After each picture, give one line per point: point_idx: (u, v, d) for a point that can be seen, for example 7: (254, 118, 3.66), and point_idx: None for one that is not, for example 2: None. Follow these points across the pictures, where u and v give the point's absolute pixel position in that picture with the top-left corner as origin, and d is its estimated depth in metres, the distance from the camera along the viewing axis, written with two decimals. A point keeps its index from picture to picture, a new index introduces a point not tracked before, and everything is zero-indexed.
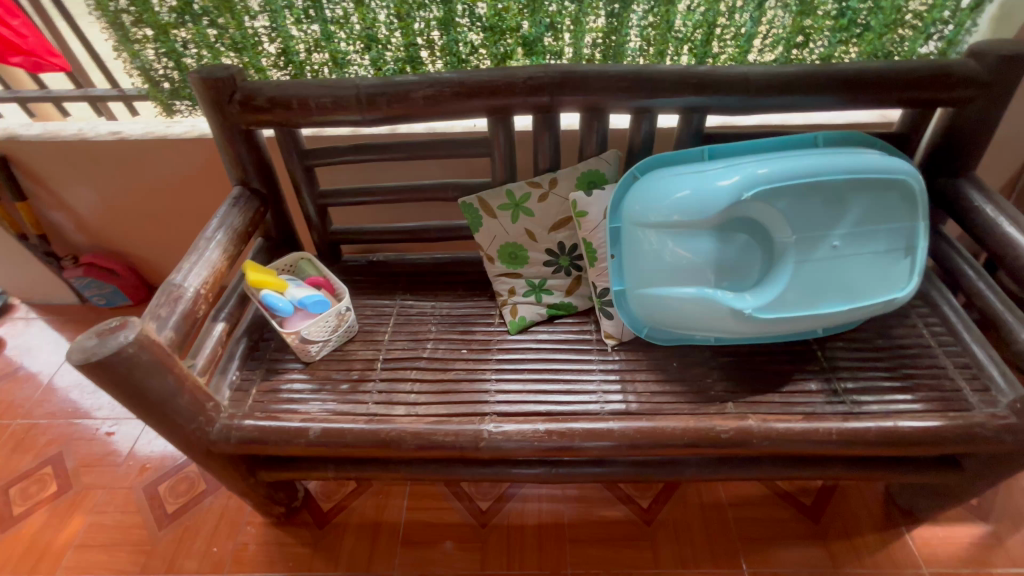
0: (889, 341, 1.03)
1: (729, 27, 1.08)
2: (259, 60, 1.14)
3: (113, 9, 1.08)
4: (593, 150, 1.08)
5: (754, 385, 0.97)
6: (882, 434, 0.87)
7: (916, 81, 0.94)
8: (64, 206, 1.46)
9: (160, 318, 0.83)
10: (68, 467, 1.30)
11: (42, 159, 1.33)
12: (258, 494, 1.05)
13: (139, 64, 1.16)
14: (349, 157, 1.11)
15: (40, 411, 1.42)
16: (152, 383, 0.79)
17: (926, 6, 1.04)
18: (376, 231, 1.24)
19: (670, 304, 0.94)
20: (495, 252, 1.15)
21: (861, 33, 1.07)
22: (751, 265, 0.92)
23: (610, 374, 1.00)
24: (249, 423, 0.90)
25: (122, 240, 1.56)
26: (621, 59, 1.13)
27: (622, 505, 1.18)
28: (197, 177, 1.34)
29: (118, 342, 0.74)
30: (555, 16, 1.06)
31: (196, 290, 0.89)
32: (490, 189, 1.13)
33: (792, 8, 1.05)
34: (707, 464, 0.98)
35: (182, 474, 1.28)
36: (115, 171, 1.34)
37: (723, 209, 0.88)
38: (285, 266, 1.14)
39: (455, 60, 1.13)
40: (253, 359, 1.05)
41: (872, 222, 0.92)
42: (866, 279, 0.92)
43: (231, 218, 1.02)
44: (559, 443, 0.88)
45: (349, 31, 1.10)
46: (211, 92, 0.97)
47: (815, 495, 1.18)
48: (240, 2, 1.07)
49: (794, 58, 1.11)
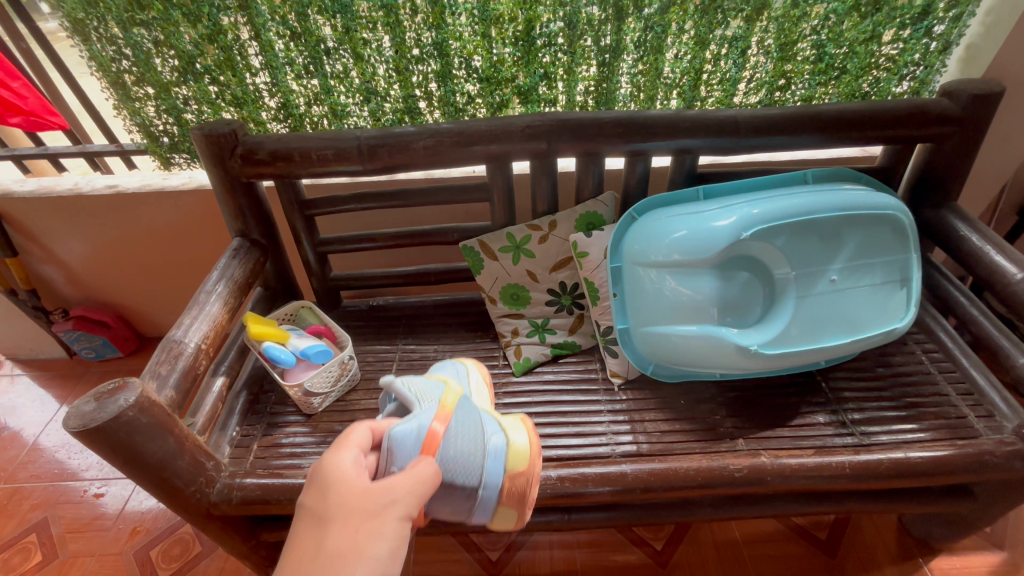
0: (891, 369, 1.04)
1: (714, 73, 1.13)
2: (260, 113, 1.17)
3: (114, 69, 1.10)
4: (590, 192, 1.10)
5: (762, 420, 0.97)
6: (895, 467, 0.86)
7: (896, 120, 0.98)
8: (55, 259, 1.44)
9: (161, 376, 0.81)
10: (53, 535, 1.24)
11: (35, 215, 1.32)
12: (259, 555, 1.01)
13: (139, 120, 1.18)
14: (349, 205, 1.12)
15: (24, 474, 1.36)
16: (152, 448, 0.76)
17: (897, 50, 1.11)
18: (376, 276, 1.24)
19: (675, 342, 0.94)
20: (497, 293, 1.15)
21: (839, 75, 1.13)
22: (752, 302, 0.94)
23: (618, 414, 1.00)
24: (251, 481, 0.87)
25: (114, 291, 1.54)
26: (612, 104, 1.17)
27: (635, 548, 1.16)
28: (193, 227, 1.34)
29: (118, 406, 0.71)
30: (548, 67, 1.10)
31: (197, 345, 0.87)
32: (490, 232, 1.14)
33: (773, 54, 1.11)
34: (721, 503, 0.96)
35: (176, 536, 1.22)
36: (110, 223, 1.34)
37: (722, 248, 0.90)
38: (285, 316, 1.12)
39: (453, 110, 1.17)
40: (254, 413, 1.03)
41: (866, 255, 0.95)
42: (864, 312, 0.94)
43: (230, 270, 1.02)
44: (572, 490, 0.86)
45: (349, 84, 1.13)
46: (212, 147, 0.97)
47: (828, 529, 1.17)
48: (241, 60, 1.10)
49: (777, 99, 1.17)
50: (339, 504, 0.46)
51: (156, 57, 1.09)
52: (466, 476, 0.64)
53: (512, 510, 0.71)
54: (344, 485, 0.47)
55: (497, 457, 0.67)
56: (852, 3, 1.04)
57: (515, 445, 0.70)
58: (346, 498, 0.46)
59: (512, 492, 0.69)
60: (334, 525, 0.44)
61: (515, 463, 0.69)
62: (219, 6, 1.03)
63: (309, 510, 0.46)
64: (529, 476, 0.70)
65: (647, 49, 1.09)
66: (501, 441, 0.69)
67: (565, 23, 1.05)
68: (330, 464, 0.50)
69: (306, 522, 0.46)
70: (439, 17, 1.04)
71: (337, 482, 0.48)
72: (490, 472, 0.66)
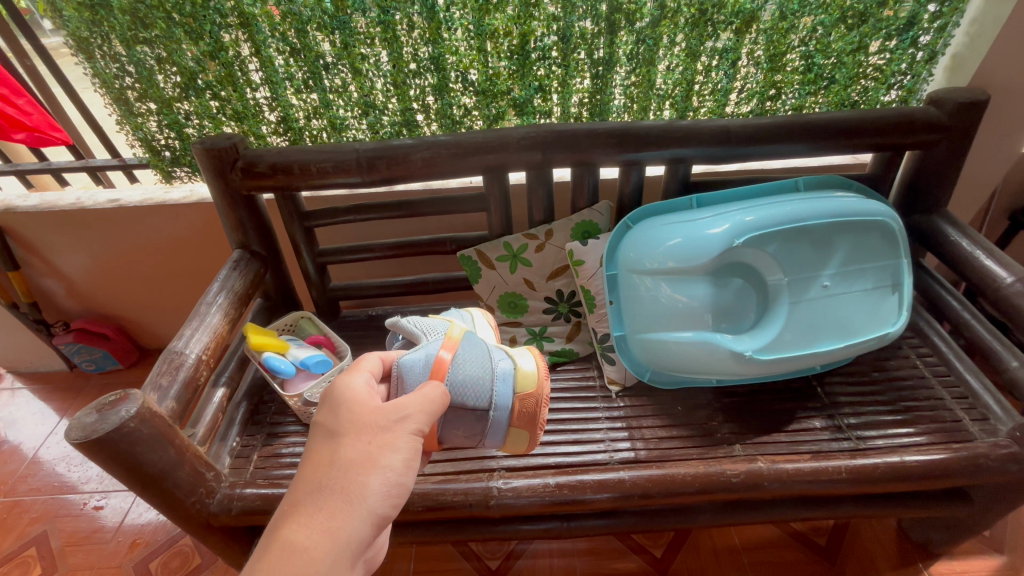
0: (886, 374, 1.05)
1: (706, 84, 1.15)
2: (260, 127, 1.19)
3: (117, 85, 1.12)
4: (586, 202, 1.12)
5: (759, 425, 0.98)
6: (891, 470, 0.86)
7: (885, 128, 1.00)
8: (56, 272, 1.45)
9: (162, 387, 0.82)
10: (52, 548, 1.23)
11: (38, 228, 1.34)
12: None
13: (141, 135, 1.20)
14: (348, 217, 1.13)
15: (24, 487, 1.36)
16: (152, 458, 0.76)
17: (884, 60, 1.13)
18: (375, 286, 1.25)
19: (671, 348, 0.95)
20: (494, 302, 1.17)
21: (828, 85, 1.15)
22: (746, 308, 0.96)
23: (616, 421, 1.00)
24: (251, 491, 0.87)
25: (115, 303, 1.55)
26: (606, 115, 1.20)
27: (634, 555, 1.16)
28: (193, 239, 1.35)
29: (119, 417, 0.72)
30: (543, 80, 1.13)
31: (198, 356, 0.88)
32: (487, 241, 1.16)
33: (763, 65, 1.13)
34: (719, 509, 0.96)
35: (175, 549, 1.22)
36: (111, 236, 1.35)
37: (715, 255, 0.91)
38: (285, 326, 1.13)
39: (450, 122, 1.19)
40: (254, 423, 1.04)
41: (857, 261, 0.96)
42: (857, 317, 0.95)
43: (231, 281, 1.03)
44: (570, 497, 0.86)
45: (347, 98, 1.15)
46: (213, 161, 0.99)
47: (828, 534, 1.17)
48: (242, 75, 1.12)
49: (768, 109, 1.19)
50: (352, 424, 0.51)
51: (159, 74, 1.11)
52: (476, 397, 0.69)
53: (523, 432, 0.75)
54: (356, 404, 0.53)
55: (505, 379, 0.72)
56: (839, 15, 1.07)
57: (523, 369, 0.75)
58: (358, 414, 0.52)
59: (522, 414, 0.73)
60: (347, 440, 0.50)
61: (524, 385, 0.73)
62: (220, 23, 1.05)
63: (324, 429, 0.52)
64: (539, 398, 0.74)
65: (639, 61, 1.11)
66: (508, 366, 0.75)
67: (559, 37, 1.07)
68: (343, 388, 0.56)
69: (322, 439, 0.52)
70: (436, 32, 1.06)
71: (348, 406, 0.53)
72: (499, 394, 0.71)
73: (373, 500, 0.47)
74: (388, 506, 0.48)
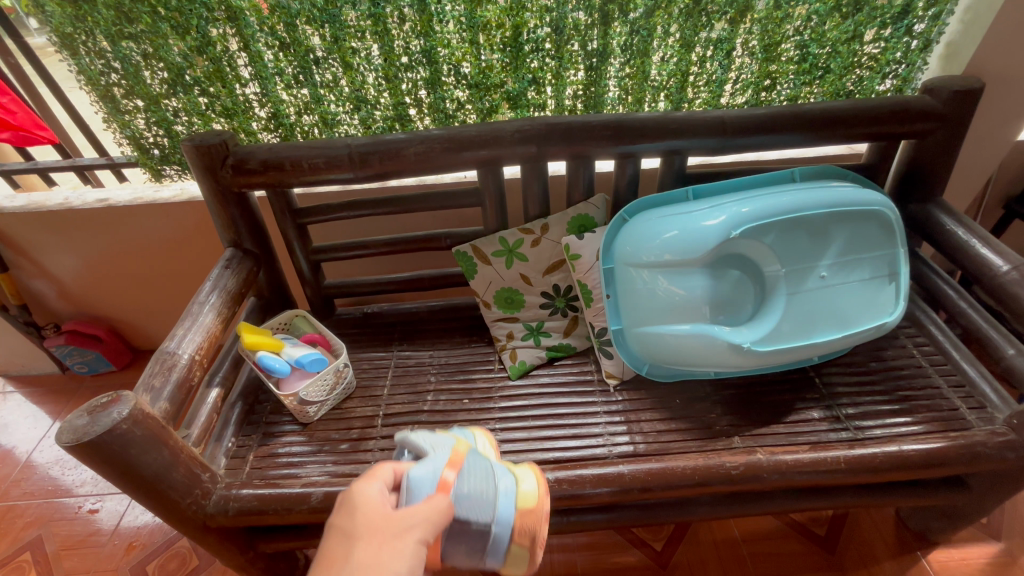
0: (883, 364, 1.05)
1: (701, 75, 1.15)
2: (250, 124, 1.17)
3: (103, 82, 1.10)
4: (581, 195, 1.11)
5: (758, 417, 0.98)
6: (889, 460, 0.87)
7: (880, 117, 1.00)
8: (46, 274, 1.43)
9: (154, 389, 0.80)
10: (47, 552, 1.22)
11: (26, 230, 1.32)
12: (257, 567, 1.00)
13: (129, 133, 1.18)
14: (342, 213, 1.12)
15: (17, 492, 1.35)
16: (146, 460, 0.75)
17: (879, 49, 1.13)
18: (370, 283, 1.24)
19: (668, 342, 0.95)
20: (491, 297, 1.16)
21: (823, 75, 1.15)
22: (743, 300, 0.95)
23: (614, 415, 1.00)
24: (247, 492, 0.86)
25: (106, 305, 1.53)
26: (601, 108, 1.19)
27: (635, 549, 1.16)
28: (185, 238, 1.34)
29: (111, 419, 0.71)
30: (537, 72, 1.12)
31: (191, 356, 0.87)
32: (483, 237, 1.15)
33: (757, 56, 1.13)
34: (719, 501, 0.96)
35: (172, 550, 1.21)
36: (101, 237, 1.33)
37: (712, 247, 0.91)
38: (279, 325, 1.12)
39: (443, 116, 1.18)
40: (249, 423, 1.03)
41: (854, 251, 0.96)
42: (854, 307, 0.95)
43: (223, 280, 1.01)
44: (570, 492, 0.86)
45: (339, 93, 1.14)
46: (203, 158, 0.97)
47: (827, 524, 1.17)
48: (231, 70, 1.10)
49: (764, 99, 1.19)
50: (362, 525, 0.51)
51: (145, 69, 1.09)
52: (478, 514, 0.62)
53: (524, 554, 0.65)
54: (369, 509, 0.53)
55: (507, 497, 0.65)
56: (833, 4, 1.06)
57: (524, 489, 0.67)
58: (372, 521, 0.52)
59: (523, 533, 0.64)
60: (359, 544, 0.50)
61: (526, 502, 0.65)
62: (207, 18, 1.04)
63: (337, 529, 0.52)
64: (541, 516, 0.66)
65: (633, 52, 1.10)
66: (510, 483, 0.67)
67: (552, 28, 1.06)
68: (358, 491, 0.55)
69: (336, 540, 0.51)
70: (427, 25, 1.05)
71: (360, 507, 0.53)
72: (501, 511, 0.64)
73: None
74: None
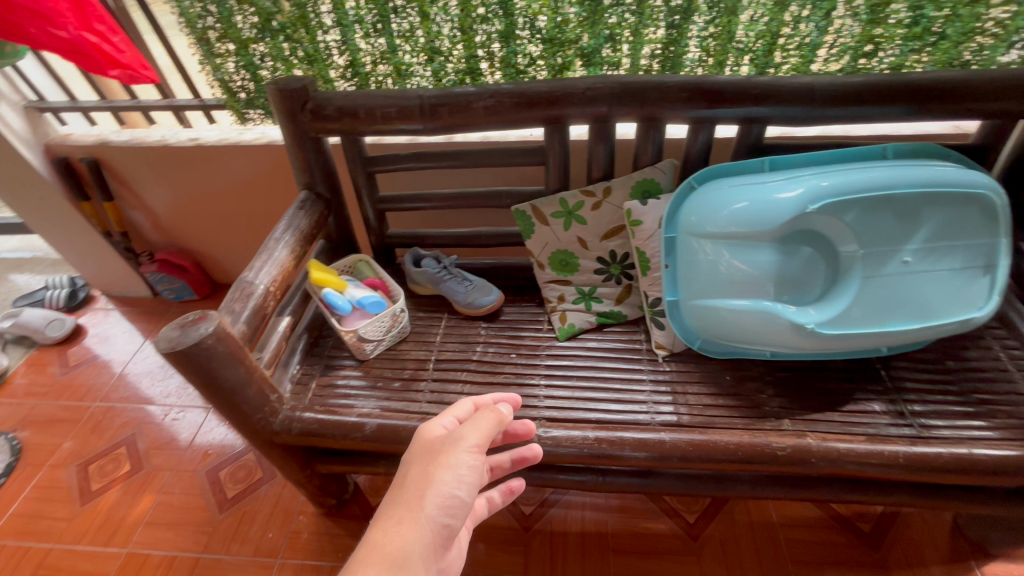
0: (961, 363, 0.97)
1: (793, 37, 1.07)
2: (328, 71, 1.21)
3: (200, 26, 1.17)
4: (648, 160, 1.08)
5: (812, 403, 0.94)
6: (954, 462, 0.82)
7: (998, 91, 0.89)
8: (143, 206, 1.58)
9: (234, 312, 0.88)
10: (139, 449, 1.39)
11: (128, 163, 1.45)
12: (313, 484, 1.10)
13: (219, 76, 1.25)
14: (408, 164, 1.15)
15: (116, 395, 1.53)
16: (226, 374, 0.83)
17: (1009, 13, 0.99)
18: (429, 236, 1.27)
19: (724, 316, 0.92)
20: (546, 258, 1.17)
21: (936, 42, 1.03)
22: (813, 279, 0.91)
23: (660, 385, 0.99)
24: (309, 415, 0.94)
25: (192, 239, 1.68)
26: (678, 69, 1.14)
27: (667, 518, 1.17)
28: (263, 180, 1.42)
29: (199, 334, 0.78)
30: (614, 28, 1.08)
31: (266, 287, 0.94)
32: (543, 197, 1.15)
33: (861, 17, 1.03)
34: (760, 481, 0.95)
35: (241, 462, 1.35)
36: (190, 174, 1.44)
37: (785, 222, 0.87)
38: (344, 267, 1.20)
39: (514, 71, 1.17)
40: (314, 354, 1.11)
41: (946, 237, 0.88)
42: (938, 297, 0.88)
43: (297, 220, 1.08)
44: (609, 452, 0.87)
45: (414, 44, 1.15)
46: (285, 101, 1.02)
47: (873, 522, 1.14)
48: (314, 17, 1.14)
49: (861, 67, 1.09)
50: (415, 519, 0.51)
51: (237, 14, 1.15)
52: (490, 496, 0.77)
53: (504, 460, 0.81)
54: (433, 466, 0.56)
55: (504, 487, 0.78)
56: None
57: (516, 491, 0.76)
58: (422, 442, 0.60)
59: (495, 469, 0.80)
60: (414, 464, 0.57)
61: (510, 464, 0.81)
62: None
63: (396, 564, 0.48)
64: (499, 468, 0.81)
65: (720, 10, 1.05)
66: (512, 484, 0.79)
67: None
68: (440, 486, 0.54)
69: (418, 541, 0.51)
70: None
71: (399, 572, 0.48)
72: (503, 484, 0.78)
73: (430, 509, 0.53)
74: (442, 518, 0.53)
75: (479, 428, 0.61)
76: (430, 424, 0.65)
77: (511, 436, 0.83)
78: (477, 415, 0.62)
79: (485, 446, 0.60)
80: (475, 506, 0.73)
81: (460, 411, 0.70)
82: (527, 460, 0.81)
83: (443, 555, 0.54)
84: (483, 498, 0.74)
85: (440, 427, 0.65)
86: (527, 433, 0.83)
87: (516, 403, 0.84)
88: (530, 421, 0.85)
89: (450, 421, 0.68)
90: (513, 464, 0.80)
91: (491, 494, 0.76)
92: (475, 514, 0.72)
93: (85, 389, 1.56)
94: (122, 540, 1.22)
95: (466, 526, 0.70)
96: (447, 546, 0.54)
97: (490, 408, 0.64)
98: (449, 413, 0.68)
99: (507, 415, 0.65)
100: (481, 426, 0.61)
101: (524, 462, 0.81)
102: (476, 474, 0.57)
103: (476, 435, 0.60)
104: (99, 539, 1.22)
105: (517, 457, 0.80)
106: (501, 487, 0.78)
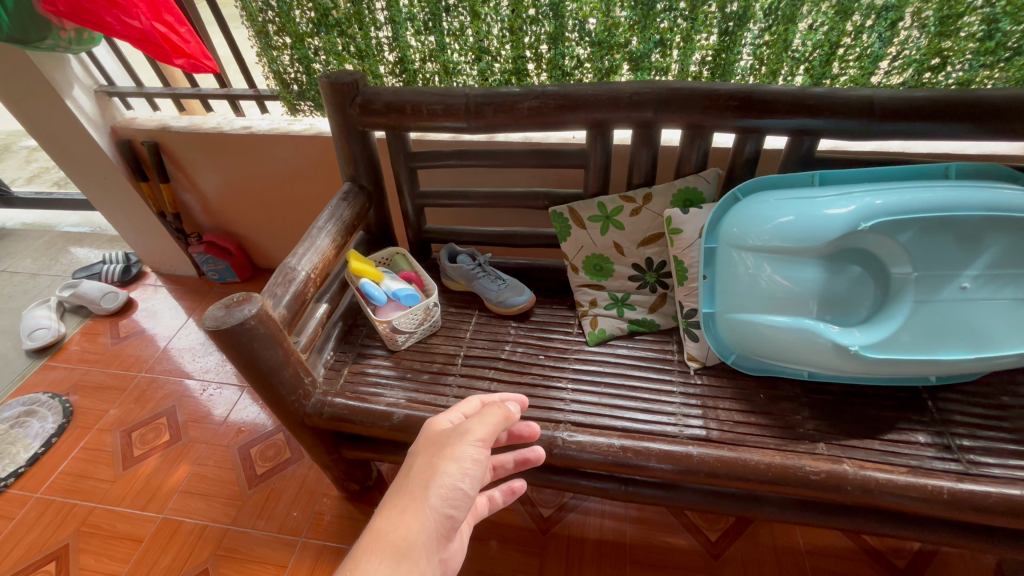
0: (1016, 399, 0.92)
1: (853, 48, 1.03)
2: (378, 67, 1.25)
3: (261, 19, 1.21)
4: (691, 168, 1.06)
5: (851, 428, 0.90)
6: (1004, 502, 0.77)
7: None
8: (195, 189, 1.66)
9: (276, 296, 0.91)
10: (178, 420, 1.46)
11: (185, 147, 1.52)
12: (339, 468, 1.13)
13: (275, 68, 1.30)
14: (449, 161, 1.17)
15: (160, 368, 1.62)
16: (265, 354, 0.86)
17: None
18: (464, 233, 1.29)
19: (762, 332, 0.90)
20: (580, 261, 1.16)
21: (1011, 57, 0.97)
22: (861, 300, 0.88)
23: (690, 397, 0.97)
24: (340, 401, 0.97)
25: (238, 223, 1.74)
26: (729, 77, 1.12)
27: (688, 534, 1.15)
28: (308, 170, 1.47)
29: (242, 314, 0.80)
30: (665, 33, 1.07)
31: (307, 273, 0.97)
32: (581, 200, 1.14)
33: (929, 29, 0.98)
34: (789, 504, 0.92)
35: (270, 441, 1.40)
36: (241, 161, 1.50)
37: (834, 238, 0.86)
38: (381, 259, 1.22)
39: (560, 74, 1.18)
40: (346, 342, 1.14)
41: (1011, 264, 0.83)
42: (1000, 326, 0.83)
43: (340, 210, 1.11)
44: (634, 461, 0.86)
45: (463, 42, 1.17)
46: (335, 94, 1.05)
47: (908, 558, 1.09)
48: (369, 14, 1.17)
49: (926, 81, 1.04)
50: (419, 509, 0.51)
51: (296, 9, 1.19)
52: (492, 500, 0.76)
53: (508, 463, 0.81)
54: (437, 457, 0.56)
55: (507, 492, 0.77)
56: None
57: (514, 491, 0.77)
58: (428, 436, 0.61)
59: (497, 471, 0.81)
60: (419, 456, 0.58)
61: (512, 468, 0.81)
62: None
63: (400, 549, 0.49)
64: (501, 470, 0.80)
65: (778, 18, 1.02)
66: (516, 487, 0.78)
67: None
68: (446, 479, 0.55)
69: (420, 531, 0.51)
70: None
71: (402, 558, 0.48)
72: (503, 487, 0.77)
73: (434, 500, 0.53)
74: (445, 510, 0.54)
75: (485, 424, 0.61)
76: (437, 419, 0.66)
77: (516, 437, 0.83)
78: (484, 411, 0.63)
79: (490, 442, 0.61)
80: (475, 504, 0.72)
81: (467, 408, 0.71)
82: (530, 462, 0.81)
83: (445, 547, 0.54)
84: (484, 496, 0.74)
85: (448, 422, 0.66)
86: (531, 436, 0.83)
87: (524, 403, 0.84)
88: (535, 426, 0.85)
89: (457, 417, 0.68)
90: (516, 464, 0.80)
91: (491, 493, 0.76)
92: (475, 512, 0.72)
93: (133, 360, 1.64)
94: (158, 505, 1.28)
95: (467, 522, 0.69)
96: (449, 538, 0.55)
97: (496, 405, 0.65)
98: (456, 410, 0.70)
99: (513, 413, 0.66)
100: (487, 421, 0.61)
101: (527, 463, 0.81)
102: (480, 469, 0.57)
103: (481, 429, 0.60)
104: (138, 502, 1.29)
105: (520, 458, 0.80)
106: (503, 487, 0.77)
